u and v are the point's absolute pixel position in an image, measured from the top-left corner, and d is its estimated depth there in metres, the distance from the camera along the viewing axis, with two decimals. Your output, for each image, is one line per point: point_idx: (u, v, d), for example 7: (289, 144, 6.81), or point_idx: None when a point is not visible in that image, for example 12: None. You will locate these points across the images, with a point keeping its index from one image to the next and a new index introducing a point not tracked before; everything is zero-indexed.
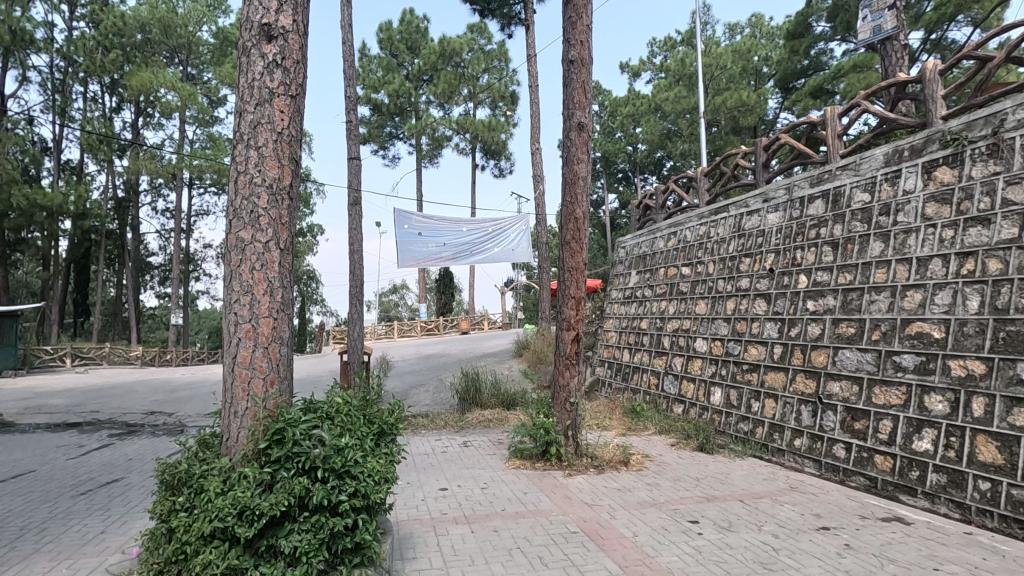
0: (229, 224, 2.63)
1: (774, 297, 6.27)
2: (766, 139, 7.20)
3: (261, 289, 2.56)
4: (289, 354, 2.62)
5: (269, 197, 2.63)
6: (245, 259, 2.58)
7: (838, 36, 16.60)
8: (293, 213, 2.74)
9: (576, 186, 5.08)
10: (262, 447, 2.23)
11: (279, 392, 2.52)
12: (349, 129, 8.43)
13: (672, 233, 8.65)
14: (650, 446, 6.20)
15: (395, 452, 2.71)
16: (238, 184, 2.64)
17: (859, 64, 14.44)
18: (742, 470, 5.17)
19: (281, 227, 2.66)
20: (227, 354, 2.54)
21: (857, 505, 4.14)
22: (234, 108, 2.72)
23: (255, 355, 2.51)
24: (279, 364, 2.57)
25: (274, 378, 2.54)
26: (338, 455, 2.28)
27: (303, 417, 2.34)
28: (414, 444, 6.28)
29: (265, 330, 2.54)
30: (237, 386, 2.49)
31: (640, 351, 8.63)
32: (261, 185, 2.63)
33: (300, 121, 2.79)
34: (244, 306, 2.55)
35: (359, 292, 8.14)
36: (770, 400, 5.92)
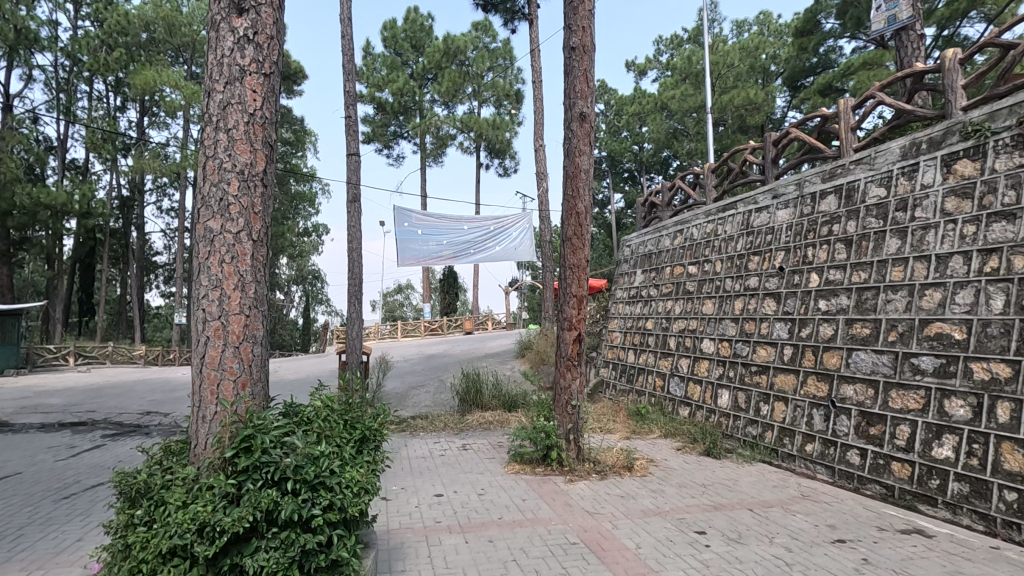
0: (197, 212, 2.49)
1: (785, 296, 6.04)
2: (775, 134, 6.97)
3: (231, 284, 2.42)
4: (263, 355, 2.48)
5: (240, 184, 2.49)
6: (214, 250, 2.44)
7: (848, 32, 16.28)
8: (267, 201, 2.59)
9: (577, 179, 4.88)
10: (228, 456, 2.06)
11: (250, 396, 2.39)
12: (348, 124, 8.26)
13: (678, 231, 8.44)
14: (656, 450, 6.00)
15: (378, 461, 2.54)
16: (206, 170, 2.49)
17: (870, 61, 14.16)
18: (751, 476, 4.95)
19: (254, 216, 2.51)
20: (195, 354, 2.40)
21: (874, 516, 3.92)
22: (203, 87, 2.57)
23: (225, 355, 2.38)
24: (255, 363, 2.45)
25: (245, 381, 2.40)
26: (312, 465, 2.11)
27: (276, 423, 2.18)
28: (411, 447, 6.10)
29: (236, 328, 2.40)
30: (205, 389, 2.35)
31: (645, 352, 8.42)
32: (231, 171, 2.49)
33: (275, 102, 2.65)
34: (213, 302, 2.41)
35: (358, 292, 7.97)
36: (780, 403, 5.71)
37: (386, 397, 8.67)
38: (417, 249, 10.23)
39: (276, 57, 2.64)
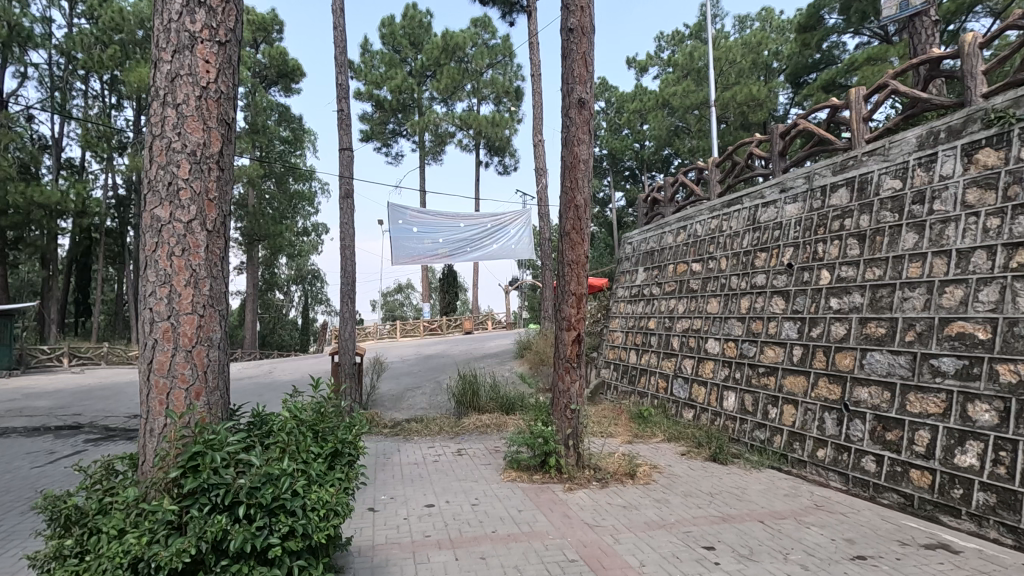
0: (144, 198, 2.34)
1: (794, 295, 5.78)
2: (781, 126, 6.71)
3: (182, 280, 2.28)
4: (219, 360, 2.35)
5: (191, 166, 2.34)
6: (161, 242, 2.29)
7: (852, 28, 16.01)
8: (222, 186, 2.44)
9: (576, 170, 4.62)
10: (172, 477, 1.92)
11: (204, 407, 2.26)
12: (340, 118, 8.00)
13: (681, 227, 8.18)
14: (659, 455, 5.74)
15: (351, 478, 2.38)
16: (154, 151, 2.34)
17: (874, 56, 13.90)
18: (760, 484, 4.68)
19: (208, 203, 2.38)
20: (143, 359, 2.27)
21: (895, 529, 3.67)
22: (150, 57, 2.42)
23: (175, 360, 2.24)
24: (213, 368, 2.34)
25: (199, 389, 2.27)
26: (270, 487, 1.96)
27: (230, 440, 2.03)
28: (404, 453, 5.85)
29: (187, 330, 2.27)
30: (153, 399, 2.22)
31: (648, 352, 8.16)
32: (181, 151, 2.34)
33: (231, 73, 2.50)
34: (162, 301, 2.27)
35: (351, 291, 7.72)
36: (789, 406, 5.45)
37: (380, 399, 8.43)
38: (412, 247, 9.95)
39: (231, 23, 2.49)
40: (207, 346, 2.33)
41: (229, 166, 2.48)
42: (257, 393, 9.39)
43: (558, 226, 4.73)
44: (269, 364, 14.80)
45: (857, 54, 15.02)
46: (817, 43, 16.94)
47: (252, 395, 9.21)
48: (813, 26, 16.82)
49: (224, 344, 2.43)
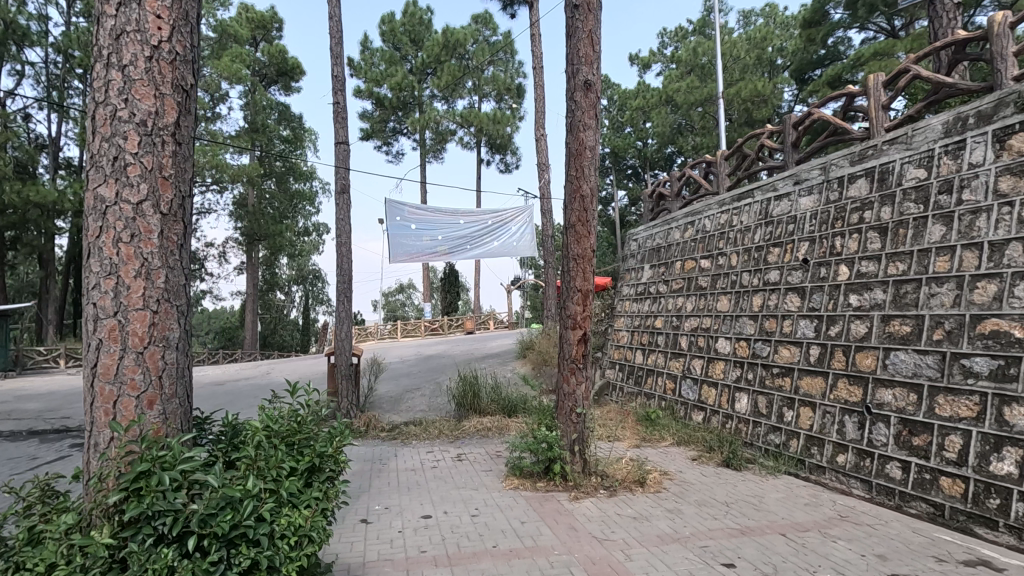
0: (89, 175, 2.23)
1: (810, 291, 5.50)
2: (794, 116, 6.43)
3: (131, 269, 2.16)
4: (175, 362, 2.24)
5: (141, 138, 2.21)
6: (107, 228, 2.16)
7: (858, 23, 15.70)
8: (177, 161, 2.31)
9: (582, 158, 4.36)
10: (114, 502, 1.77)
11: (158, 416, 2.15)
12: (336, 111, 7.73)
13: (689, 223, 7.91)
14: (670, 460, 5.46)
15: (328, 496, 2.26)
16: (97, 120, 2.21)
17: (881, 51, 13.61)
18: (778, 492, 4.41)
19: (162, 181, 2.25)
20: (87, 362, 2.14)
21: (928, 544, 3.39)
22: (93, 14, 2.27)
23: (123, 363, 2.13)
24: (170, 371, 2.22)
25: (153, 397, 2.16)
26: (230, 511, 1.84)
27: (186, 456, 1.88)
28: (401, 459, 5.58)
29: (138, 329, 2.14)
30: (99, 408, 2.11)
31: (655, 352, 7.89)
32: (128, 120, 2.20)
33: (188, 31, 2.37)
34: (108, 295, 2.14)
35: (348, 289, 7.47)
36: (807, 408, 5.17)
37: (379, 400, 8.19)
38: (410, 244, 9.68)
39: None
40: (163, 346, 2.22)
41: (186, 138, 2.34)
42: (251, 395, 9.15)
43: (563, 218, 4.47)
44: (266, 365, 14.53)
45: (864, 49, 14.73)
46: (823, 38, 16.66)
47: (246, 398, 8.96)
48: (818, 21, 16.51)
49: (182, 344, 2.31)
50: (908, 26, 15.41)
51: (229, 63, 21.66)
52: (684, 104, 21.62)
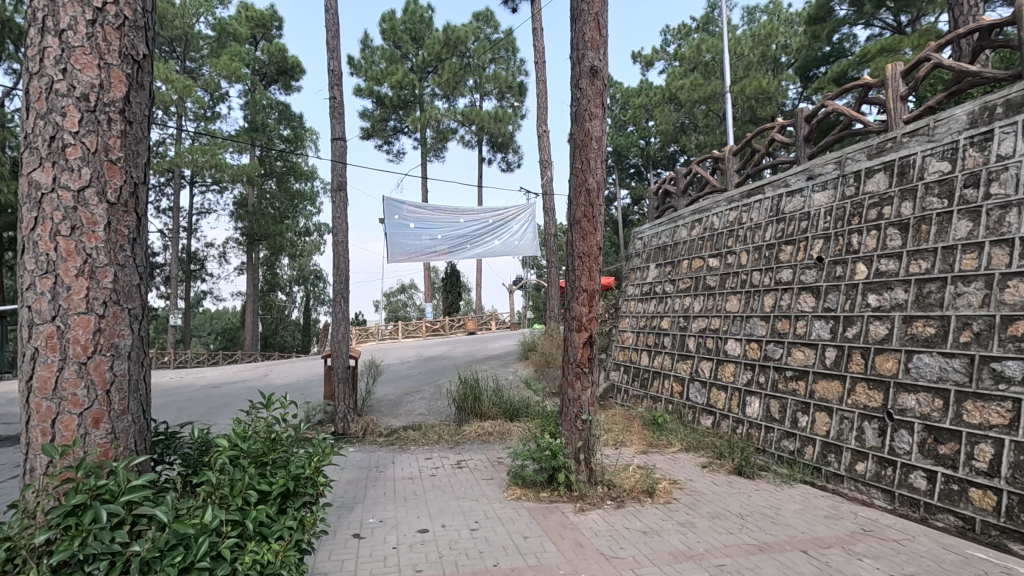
0: (23, 159, 2.06)
1: (825, 290, 5.26)
2: (807, 109, 6.20)
3: (71, 267, 2.00)
4: (126, 373, 2.10)
5: (83, 117, 2.05)
6: (45, 219, 2.01)
7: (865, 19, 15.37)
8: (128, 143, 2.15)
9: (587, 149, 4.14)
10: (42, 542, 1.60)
11: (105, 436, 2.02)
12: (332, 106, 7.52)
13: (696, 220, 7.67)
14: (679, 468, 5.23)
15: (304, 524, 2.13)
16: (32, 95, 2.04)
17: (887, 47, 13.33)
18: (795, 503, 4.18)
19: (108, 165, 2.09)
20: (25, 375, 2.00)
21: (962, 562, 3.16)
22: None
23: (64, 375, 1.98)
24: (119, 384, 2.08)
25: (99, 415, 2.02)
26: (183, 549, 1.70)
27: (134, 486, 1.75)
28: (398, 466, 5.36)
29: (79, 337, 2.00)
30: (36, 428, 1.97)
31: (661, 354, 7.65)
32: (68, 95, 2.04)
33: None
34: (45, 297, 1.99)
35: (344, 290, 7.25)
36: (823, 414, 4.94)
37: (377, 404, 7.97)
38: (409, 244, 9.47)
39: None
40: (111, 356, 2.07)
41: (136, 115, 2.19)
42: (247, 398, 8.93)
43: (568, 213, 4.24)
44: (265, 367, 14.35)
45: (870, 45, 14.44)
46: (828, 35, 16.31)
47: (242, 401, 8.74)
48: (824, 18, 16.18)
49: (135, 353, 2.16)
50: (915, 22, 15.11)
51: (228, 61, 21.47)
52: (687, 102, 21.31)
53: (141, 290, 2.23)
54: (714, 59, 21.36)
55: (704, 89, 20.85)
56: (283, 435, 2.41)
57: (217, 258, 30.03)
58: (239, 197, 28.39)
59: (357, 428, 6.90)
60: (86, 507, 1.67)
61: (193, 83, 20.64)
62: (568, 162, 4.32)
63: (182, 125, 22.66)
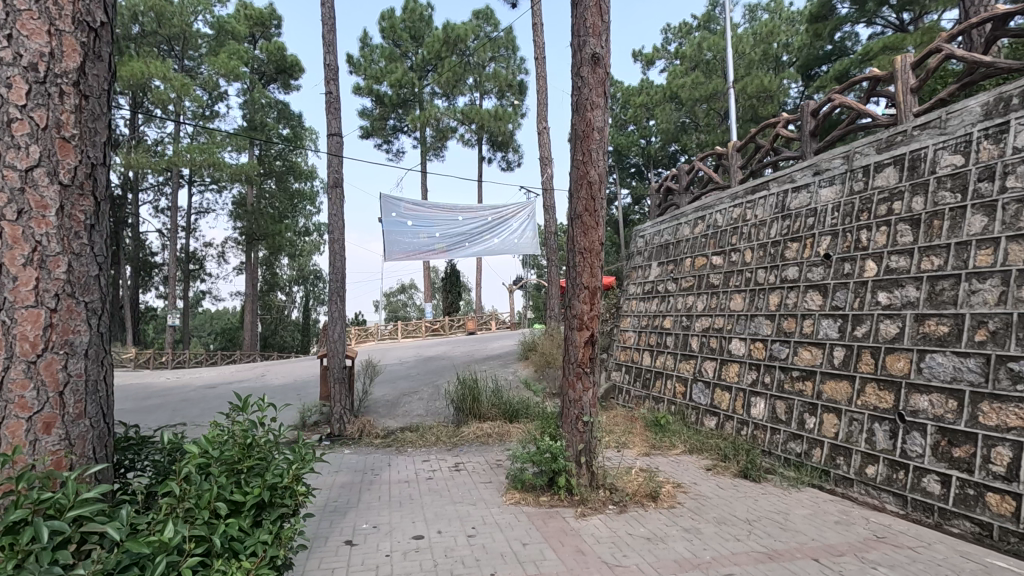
0: None
1: (833, 289, 5.12)
2: (813, 104, 6.06)
3: (19, 255, 1.88)
4: (82, 374, 2.01)
5: (32, 91, 1.94)
6: None
7: (866, 17, 15.20)
8: (80, 119, 2.05)
9: (589, 139, 3.99)
10: None
11: (58, 442, 1.92)
12: (328, 101, 7.38)
13: (699, 218, 7.53)
14: (682, 471, 5.08)
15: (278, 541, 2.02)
16: None
17: (890, 45, 13.14)
18: (805, 508, 4.03)
19: (60, 144, 1.99)
20: None
21: (982, 572, 3.01)
22: None
23: (9, 376, 1.85)
24: (74, 386, 1.98)
25: (51, 419, 1.91)
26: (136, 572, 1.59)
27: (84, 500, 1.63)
28: (393, 469, 5.21)
29: (27, 335, 1.88)
30: None
31: (663, 354, 7.51)
32: (12, 64, 1.91)
33: None
34: None
35: (341, 289, 7.12)
36: (831, 415, 4.80)
37: (374, 405, 7.83)
38: (407, 242, 9.34)
39: None
40: (67, 354, 1.97)
41: (92, 89, 2.09)
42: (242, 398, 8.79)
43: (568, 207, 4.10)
44: (263, 367, 14.23)
45: (873, 43, 14.26)
46: (829, 33, 16.06)
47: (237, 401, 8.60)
48: (826, 16, 15.95)
49: (92, 351, 2.06)
50: (918, 20, 14.92)
51: (226, 60, 21.34)
52: (688, 100, 21.09)
53: (98, 281, 2.13)
54: (715, 57, 21.21)
55: (705, 87, 20.64)
56: (260, 441, 2.29)
57: (216, 258, 29.93)
58: (238, 197, 28.29)
59: (353, 429, 6.76)
60: (26, 524, 1.54)
61: (190, 82, 20.52)
62: (569, 154, 4.19)
63: (180, 123, 22.59)
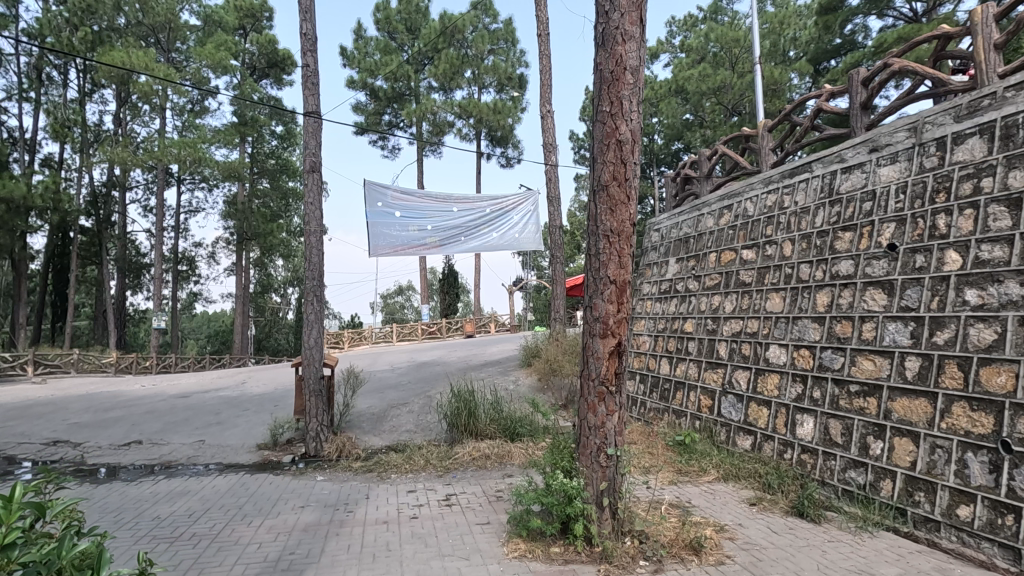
0: None
1: (901, 286, 4.24)
2: (864, 71, 5.23)
3: None
4: None
5: None
6: None
7: (877, 10, 14.18)
8: None
9: (618, 84, 3.13)
10: None
11: None
12: (304, 75, 6.50)
13: (725, 207, 6.63)
14: (721, 506, 4.20)
15: None
16: None
17: (904, 36, 12.03)
18: (892, 568, 3.15)
19: None
20: None
21: None
22: None
23: None
24: None
25: None
26: None
27: None
28: (371, 505, 4.31)
29: None
30: None
31: (684, 361, 6.64)
32: None
33: None
34: None
35: (318, 287, 6.24)
36: (905, 440, 3.93)
37: (358, 419, 6.96)
38: (394, 235, 8.56)
39: None
40: None
41: None
42: (214, 411, 7.87)
43: (590, 176, 3.23)
44: (245, 372, 13.26)
45: (886, 34, 13.30)
46: (840, 26, 15.02)
47: (207, 414, 7.67)
48: (837, 7, 14.93)
49: None
50: (931, 12, 13.86)
51: (214, 50, 20.42)
52: (695, 93, 19.96)
53: None
54: (722, 50, 20.16)
55: (713, 79, 19.58)
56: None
57: (206, 259, 29.06)
58: (229, 194, 27.45)
59: (331, 450, 5.90)
60: None
61: (174, 72, 19.65)
62: (590, 106, 3.32)
63: (165, 117, 21.79)
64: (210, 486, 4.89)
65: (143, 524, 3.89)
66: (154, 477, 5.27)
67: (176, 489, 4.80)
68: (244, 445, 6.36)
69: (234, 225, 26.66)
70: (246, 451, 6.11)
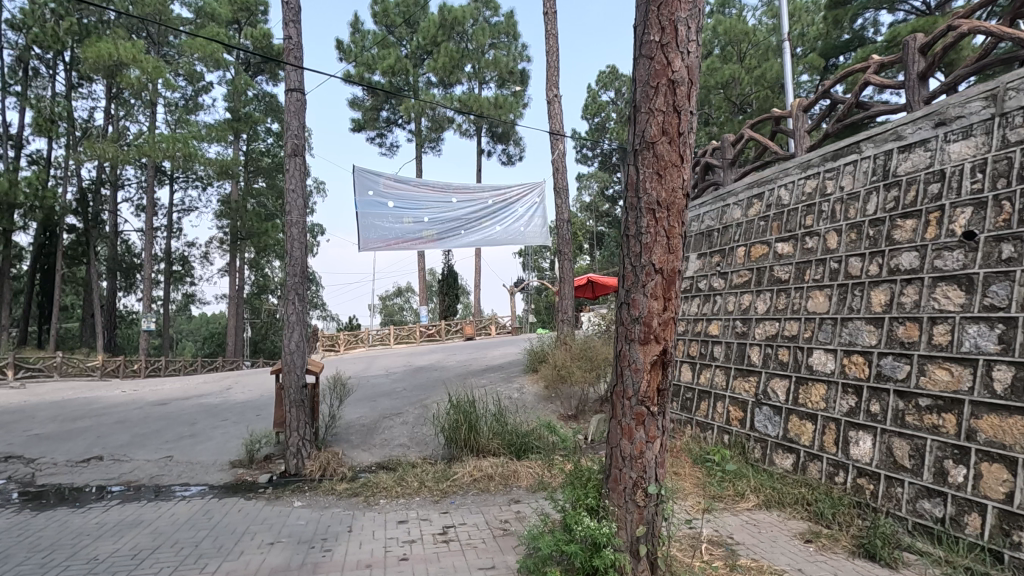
0: None
1: (984, 282, 3.56)
2: (922, 37, 4.56)
3: None
4: None
5: None
6: None
7: (887, 5, 13.53)
8: None
9: (670, 6, 2.47)
10: None
11: None
12: (286, 47, 5.82)
13: (755, 195, 5.97)
14: (772, 545, 3.50)
15: None
16: None
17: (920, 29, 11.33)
18: None
19: None
20: None
21: None
22: None
23: None
24: None
25: None
26: None
27: None
28: (352, 543, 3.59)
29: None
30: None
31: (709, 369, 5.97)
32: None
33: None
34: None
35: (300, 285, 5.56)
36: (995, 467, 3.25)
37: (346, 433, 6.28)
38: (386, 228, 7.91)
39: None
40: None
41: None
42: (189, 422, 7.19)
43: (631, 128, 2.57)
44: (232, 377, 12.54)
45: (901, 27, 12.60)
46: (850, 20, 14.04)
47: (182, 425, 7.00)
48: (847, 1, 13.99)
49: None
50: (946, 4, 13.09)
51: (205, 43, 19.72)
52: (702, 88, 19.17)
53: None
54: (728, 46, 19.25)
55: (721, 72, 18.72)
56: None
57: (200, 258, 28.46)
58: (222, 193, 26.81)
59: (313, 467, 5.21)
60: None
61: (163, 65, 18.85)
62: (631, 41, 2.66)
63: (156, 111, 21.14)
64: (168, 515, 4.18)
65: (73, 570, 3.19)
66: (107, 501, 4.58)
67: (127, 519, 4.10)
68: (217, 461, 5.67)
69: (229, 225, 26.02)
70: (218, 469, 5.44)
